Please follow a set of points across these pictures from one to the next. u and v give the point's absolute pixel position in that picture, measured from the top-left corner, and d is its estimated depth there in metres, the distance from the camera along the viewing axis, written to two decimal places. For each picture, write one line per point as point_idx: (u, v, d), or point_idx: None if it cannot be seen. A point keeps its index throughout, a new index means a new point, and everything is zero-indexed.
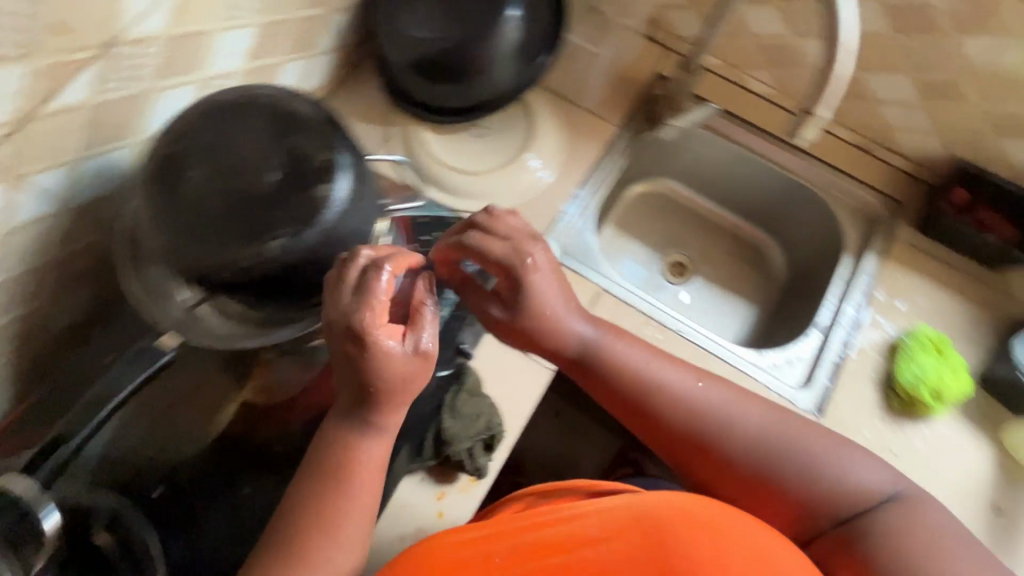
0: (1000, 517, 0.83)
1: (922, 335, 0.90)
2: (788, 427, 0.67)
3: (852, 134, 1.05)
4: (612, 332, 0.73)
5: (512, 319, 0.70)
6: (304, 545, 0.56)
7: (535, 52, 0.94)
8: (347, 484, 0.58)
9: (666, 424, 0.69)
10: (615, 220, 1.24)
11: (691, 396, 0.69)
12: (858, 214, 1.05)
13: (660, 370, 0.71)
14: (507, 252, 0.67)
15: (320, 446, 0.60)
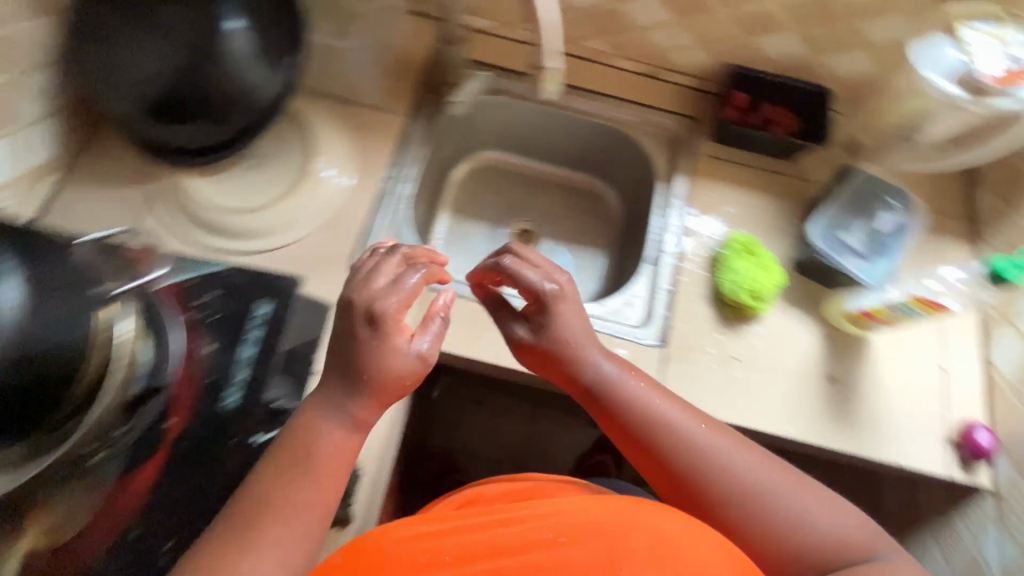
0: (835, 384, 0.90)
1: (734, 241, 0.94)
2: (778, 476, 0.63)
3: (633, 64, 1.06)
4: (628, 370, 0.70)
5: (535, 341, 0.71)
6: (242, 542, 0.54)
7: (280, 59, 0.85)
8: (302, 482, 0.57)
9: (656, 455, 0.65)
10: (450, 206, 1.20)
11: (691, 437, 0.65)
12: (662, 139, 1.07)
13: (665, 406, 0.67)
14: (538, 279, 0.72)
15: (277, 457, 0.59)
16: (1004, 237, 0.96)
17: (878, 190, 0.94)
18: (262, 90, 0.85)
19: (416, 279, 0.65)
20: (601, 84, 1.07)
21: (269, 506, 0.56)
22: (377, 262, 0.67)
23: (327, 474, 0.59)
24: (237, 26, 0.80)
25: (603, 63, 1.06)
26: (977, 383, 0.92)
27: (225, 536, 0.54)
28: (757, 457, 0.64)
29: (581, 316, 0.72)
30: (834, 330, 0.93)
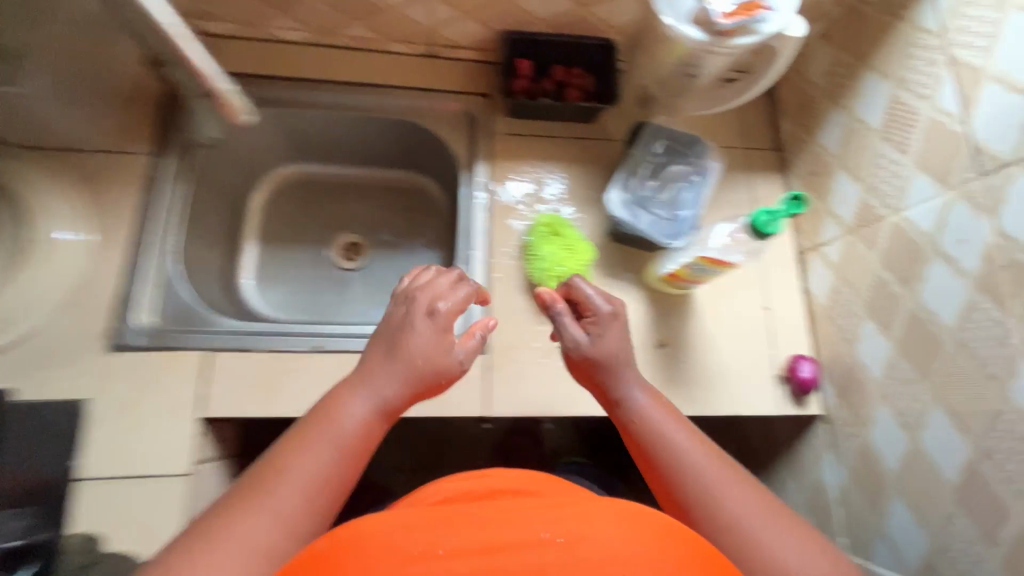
0: (666, 349, 0.88)
1: (540, 224, 0.88)
2: (790, 536, 0.50)
3: (410, 46, 0.96)
4: (660, 407, 0.62)
5: (585, 351, 0.66)
6: (210, 537, 0.44)
7: None
8: (308, 461, 0.51)
9: (669, 488, 0.55)
10: (257, 234, 1.08)
11: (713, 485, 0.53)
12: (457, 124, 0.98)
13: (681, 444, 0.57)
14: (599, 309, 0.67)
15: (315, 424, 0.54)
16: (805, 164, 0.95)
17: (665, 140, 0.91)
18: None
19: (440, 307, 0.61)
20: (379, 75, 0.96)
21: (279, 489, 0.48)
22: (433, 276, 0.65)
23: (329, 469, 0.51)
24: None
25: (378, 51, 0.96)
26: (800, 315, 0.93)
27: (210, 527, 0.45)
28: (781, 524, 0.51)
29: (623, 343, 0.66)
30: (657, 294, 0.90)
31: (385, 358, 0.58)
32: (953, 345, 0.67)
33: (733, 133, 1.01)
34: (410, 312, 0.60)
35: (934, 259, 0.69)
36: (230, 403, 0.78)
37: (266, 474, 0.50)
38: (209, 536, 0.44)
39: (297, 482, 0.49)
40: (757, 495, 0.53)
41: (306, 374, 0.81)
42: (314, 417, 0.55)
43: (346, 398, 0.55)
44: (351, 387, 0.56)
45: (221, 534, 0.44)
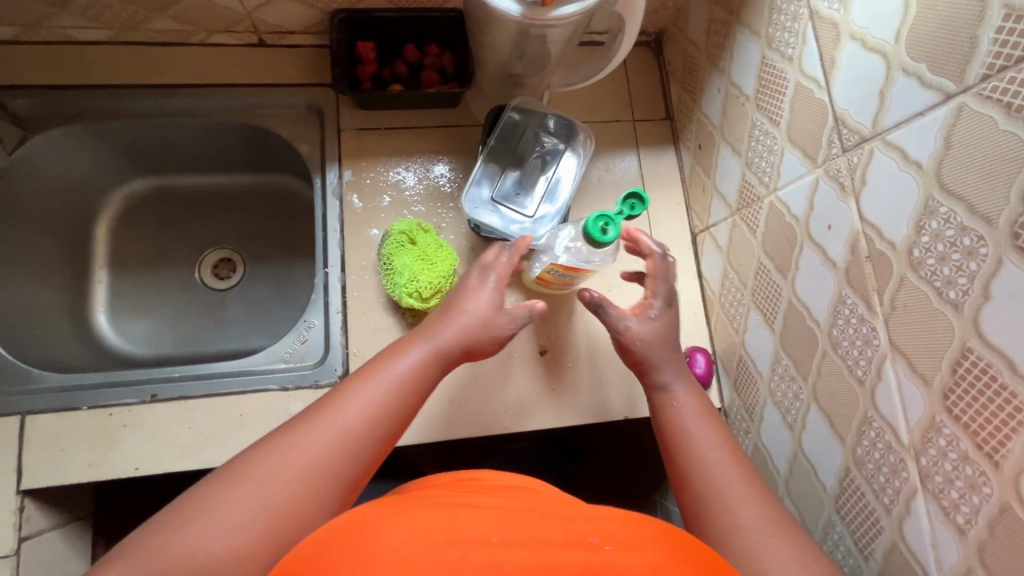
0: (547, 357, 0.81)
1: (397, 232, 0.79)
2: (746, 488, 0.56)
3: (234, 35, 0.83)
4: (695, 404, 0.65)
5: (637, 334, 0.67)
6: (247, 472, 0.50)
7: None
8: (353, 408, 0.55)
9: (667, 430, 0.64)
10: (109, 261, 0.97)
11: (702, 444, 0.61)
12: (303, 122, 0.87)
13: (689, 416, 0.64)
14: (646, 321, 0.68)
15: (373, 369, 0.59)
16: (693, 135, 0.86)
17: (528, 120, 0.82)
18: None
19: (492, 274, 0.68)
20: (203, 73, 0.84)
21: (327, 432, 0.53)
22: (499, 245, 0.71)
23: (375, 416, 0.56)
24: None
25: (196, 44, 0.84)
26: (695, 303, 0.86)
27: (258, 457, 0.51)
28: (752, 486, 0.57)
29: (665, 338, 0.68)
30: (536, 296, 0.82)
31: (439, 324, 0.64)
32: (825, 342, 0.60)
33: (619, 106, 0.92)
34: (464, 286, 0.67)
35: (805, 244, 0.62)
36: (55, 470, 0.70)
37: (312, 416, 0.55)
38: (259, 460, 0.51)
39: (338, 427, 0.54)
40: (736, 456, 0.60)
41: (141, 427, 0.73)
42: (364, 368, 0.60)
43: (400, 352, 0.61)
44: (404, 344, 0.63)
45: (262, 463, 0.50)
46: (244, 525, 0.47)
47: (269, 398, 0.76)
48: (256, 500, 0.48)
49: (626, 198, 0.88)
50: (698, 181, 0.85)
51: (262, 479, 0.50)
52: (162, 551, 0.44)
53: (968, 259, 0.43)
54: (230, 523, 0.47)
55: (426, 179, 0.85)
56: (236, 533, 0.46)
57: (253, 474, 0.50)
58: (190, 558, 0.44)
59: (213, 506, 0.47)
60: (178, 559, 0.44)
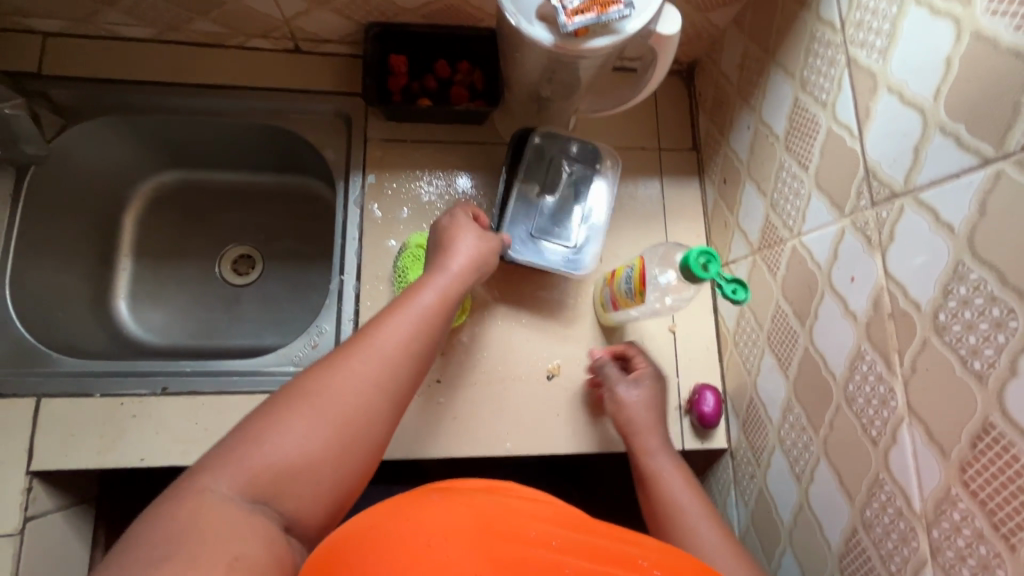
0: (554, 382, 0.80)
1: (412, 246, 0.80)
2: (729, 559, 0.59)
3: (270, 41, 0.85)
4: (680, 473, 0.68)
5: (631, 407, 0.73)
6: (309, 389, 0.51)
7: None
8: (394, 334, 0.57)
9: (653, 501, 0.67)
10: (133, 250, 0.99)
11: (688, 518, 0.64)
12: (331, 129, 0.88)
13: (672, 482, 0.67)
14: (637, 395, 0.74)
15: (407, 300, 0.61)
16: (719, 169, 0.85)
17: (551, 147, 0.82)
18: None
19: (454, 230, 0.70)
20: (239, 75, 0.86)
21: (372, 355, 0.54)
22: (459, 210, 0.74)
23: (415, 339, 0.58)
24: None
25: (235, 46, 0.86)
26: (709, 339, 0.84)
27: (315, 378, 0.52)
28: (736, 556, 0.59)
29: (649, 407, 0.74)
30: (548, 319, 0.82)
31: (452, 267, 0.65)
32: (840, 397, 0.59)
33: (645, 133, 0.91)
34: (454, 246, 0.68)
35: (826, 293, 0.60)
36: (64, 454, 0.71)
37: (356, 342, 0.55)
38: (317, 379, 0.52)
39: (383, 351, 0.55)
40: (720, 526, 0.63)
41: (149, 418, 0.74)
42: (399, 299, 0.61)
43: (427, 287, 0.63)
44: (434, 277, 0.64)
45: (324, 381, 0.51)
46: (318, 436, 0.49)
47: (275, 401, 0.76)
48: (324, 414, 0.50)
49: (646, 227, 0.87)
50: (721, 216, 0.84)
51: (325, 395, 0.51)
52: (246, 463, 0.46)
53: (996, 330, 0.42)
54: (294, 440, 0.48)
55: (447, 194, 0.86)
56: (309, 443, 0.48)
57: (315, 391, 0.51)
58: (274, 464, 0.46)
59: (284, 420, 0.48)
60: (262, 466, 0.46)
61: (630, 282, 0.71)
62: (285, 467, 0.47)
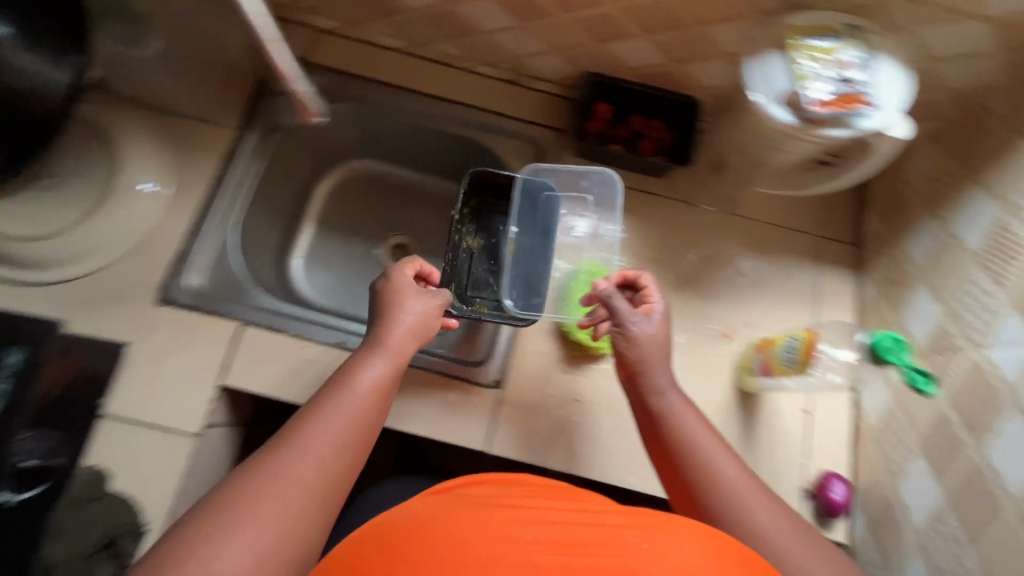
0: None
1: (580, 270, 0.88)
2: (755, 490, 0.61)
3: (495, 70, 0.96)
4: (691, 411, 0.68)
5: (643, 344, 0.71)
6: (248, 491, 0.52)
7: (64, 50, 0.78)
8: (334, 418, 0.59)
9: (670, 442, 0.66)
10: (317, 217, 1.12)
11: (713, 455, 0.63)
12: (526, 152, 0.97)
13: (687, 419, 0.67)
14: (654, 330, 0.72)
15: (330, 394, 0.62)
16: (884, 268, 0.87)
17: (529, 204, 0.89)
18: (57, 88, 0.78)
19: (404, 299, 0.72)
20: (458, 93, 0.97)
21: (317, 437, 0.57)
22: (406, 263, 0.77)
23: (356, 419, 0.60)
24: (10, 31, 0.74)
25: (461, 68, 0.97)
26: (845, 428, 0.84)
27: (248, 478, 0.53)
28: (762, 493, 0.60)
29: (662, 342, 0.72)
30: (689, 366, 0.87)
31: (390, 341, 0.68)
32: (1016, 518, 0.58)
33: (812, 219, 0.95)
34: (398, 316, 0.70)
35: (1012, 413, 0.61)
36: (252, 376, 0.81)
37: (288, 436, 0.57)
38: (257, 482, 0.53)
39: (324, 438, 0.57)
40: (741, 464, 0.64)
41: (324, 364, 0.83)
42: (318, 394, 0.62)
43: (366, 366, 0.65)
44: (364, 364, 0.65)
45: (265, 485, 0.52)
46: (267, 544, 0.49)
47: (431, 378, 0.84)
48: (267, 518, 0.50)
49: (796, 305, 0.90)
50: (879, 311, 0.86)
51: (272, 494, 0.52)
52: None
53: None
54: (241, 556, 0.48)
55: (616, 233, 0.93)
56: (263, 550, 0.49)
57: (253, 494, 0.52)
58: None
59: (228, 531, 0.48)
60: None
61: (792, 353, 0.73)
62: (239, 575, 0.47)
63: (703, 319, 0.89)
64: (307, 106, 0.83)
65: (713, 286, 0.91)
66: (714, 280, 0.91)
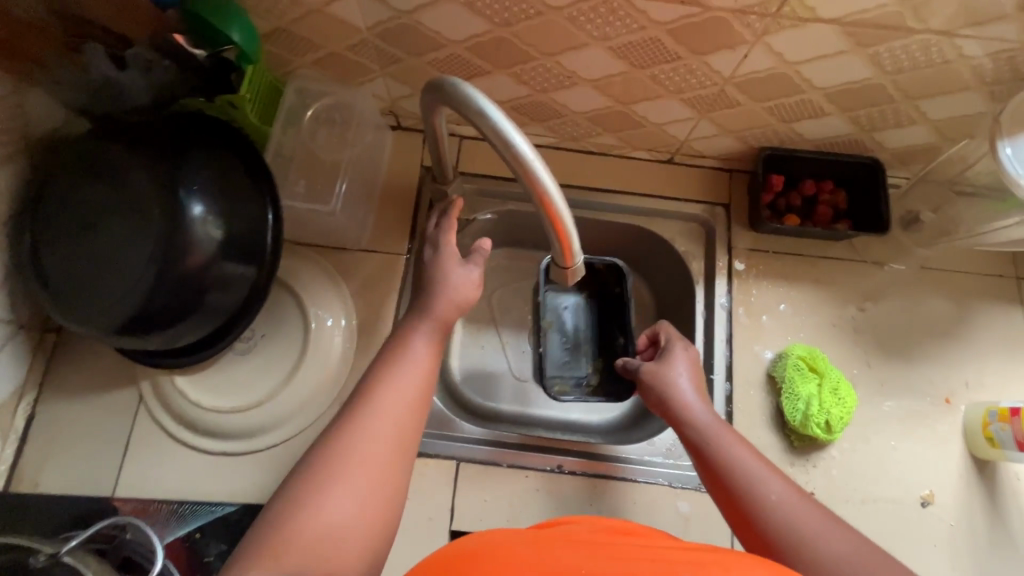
0: (930, 508, 0.80)
1: (795, 357, 0.84)
2: (808, 509, 0.57)
3: (652, 152, 0.93)
4: (731, 434, 0.66)
5: (662, 385, 0.73)
6: (342, 449, 0.52)
7: (254, 205, 0.74)
8: (409, 373, 0.59)
9: (715, 470, 0.64)
10: None
11: (757, 479, 0.60)
12: (692, 231, 0.94)
13: (727, 441, 0.65)
14: (674, 364, 0.74)
15: (398, 352, 0.62)
16: None
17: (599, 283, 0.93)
18: (253, 240, 0.74)
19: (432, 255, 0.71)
20: (617, 180, 0.94)
21: (394, 384, 0.58)
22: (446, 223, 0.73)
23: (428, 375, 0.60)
24: (202, 209, 0.70)
25: (616, 156, 0.94)
26: None
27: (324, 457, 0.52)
28: (817, 517, 0.56)
29: (692, 368, 0.74)
30: (912, 436, 0.84)
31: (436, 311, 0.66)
32: None
33: (1004, 260, 0.91)
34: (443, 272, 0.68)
35: None
36: (479, 518, 0.80)
37: (372, 386, 0.58)
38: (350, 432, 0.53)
39: (404, 387, 0.58)
40: (789, 484, 0.60)
41: (547, 489, 0.82)
42: (393, 348, 0.63)
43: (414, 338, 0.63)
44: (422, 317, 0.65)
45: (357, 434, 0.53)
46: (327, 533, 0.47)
47: (657, 490, 0.82)
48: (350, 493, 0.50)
49: (1008, 356, 0.87)
50: None
51: (365, 442, 0.53)
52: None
53: None
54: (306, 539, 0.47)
55: (808, 306, 0.90)
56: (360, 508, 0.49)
57: (346, 449, 0.52)
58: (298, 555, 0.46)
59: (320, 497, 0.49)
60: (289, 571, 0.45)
61: None
62: (339, 535, 0.48)
63: (917, 384, 0.86)
64: (565, 278, 0.59)
65: (918, 348, 0.88)
66: (917, 341, 0.88)
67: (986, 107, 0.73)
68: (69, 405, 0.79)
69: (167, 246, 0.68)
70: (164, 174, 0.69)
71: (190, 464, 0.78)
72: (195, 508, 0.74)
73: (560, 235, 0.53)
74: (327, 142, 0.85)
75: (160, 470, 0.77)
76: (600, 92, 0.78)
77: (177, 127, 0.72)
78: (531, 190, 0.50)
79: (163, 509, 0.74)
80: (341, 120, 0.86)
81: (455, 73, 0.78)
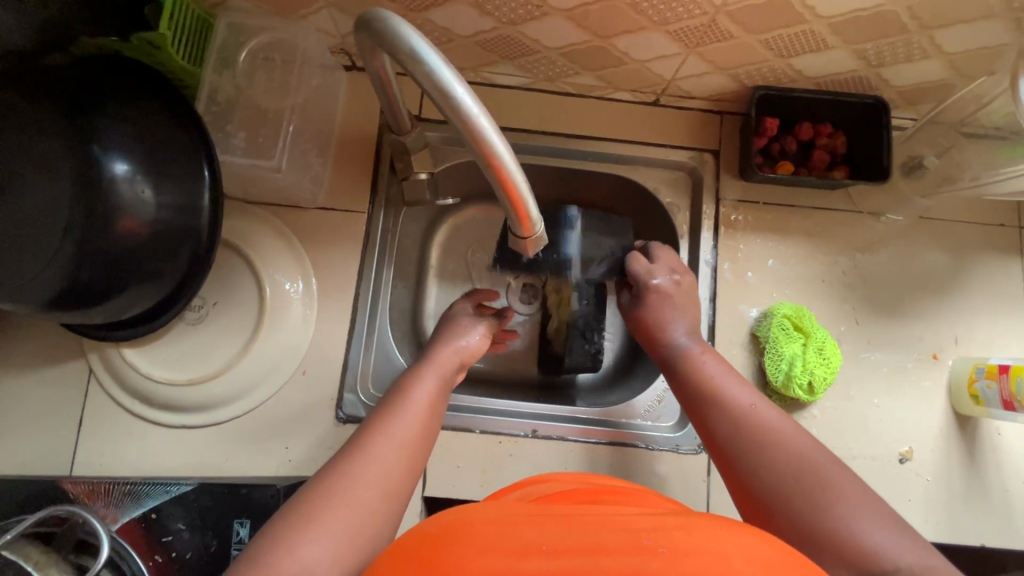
0: (909, 464, 0.79)
1: (781, 316, 0.80)
2: (775, 419, 0.59)
3: (634, 93, 0.84)
4: (711, 355, 0.69)
5: (637, 309, 0.75)
6: (326, 496, 0.49)
7: (172, 160, 0.65)
8: (404, 415, 0.58)
9: (684, 380, 0.67)
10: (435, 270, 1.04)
11: (723, 390, 0.63)
12: (677, 181, 0.87)
13: (701, 362, 0.67)
14: (654, 293, 0.74)
15: (400, 394, 0.61)
16: None
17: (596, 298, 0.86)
18: (178, 203, 0.66)
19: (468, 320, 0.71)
20: (596, 125, 0.85)
21: (390, 428, 0.56)
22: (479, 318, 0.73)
23: (422, 422, 0.59)
24: (127, 168, 0.61)
25: (596, 98, 0.86)
26: None
27: (313, 492, 0.49)
28: (777, 424, 0.58)
29: (677, 294, 0.74)
30: (897, 394, 0.81)
31: (436, 358, 0.66)
32: None
33: (1007, 208, 0.86)
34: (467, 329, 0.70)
35: None
36: (452, 483, 0.78)
37: (362, 433, 0.56)
38: (332, 478, 0.51)
39: (397, 435, 0.56)
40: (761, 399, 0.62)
41: (521, 452, 0.80)
42: (395, 387, 0.63)
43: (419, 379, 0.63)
44: (436, 361, 0.65)
45: (341, 479, 0.51)
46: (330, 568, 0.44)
47: (634, 452, 0.80)
48: (339, 527, 0.47)
49: (1000, 311, 0.83)
50: None
51: (350, 489, 0.50)
52: None
53: None
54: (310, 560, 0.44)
55: (797, 259, 0.84)
56: (338, 553, 0.46)
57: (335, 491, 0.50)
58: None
59: (309, 532, 0.46)
60: None
61: None
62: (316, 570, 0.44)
63: (906, 340, 0.83)
64: (526, 248, 0.57)
65: (911, 303, 0.84)
66: (909, 297, 0.84)
67: (1008, 37, 0.65)
68: (19, 380, 0.75)
69: (79, 213, 0.59)
70: (67, 128, 0.59)
71: (146, 439, 0.74)
72: (150, 489, 0.69)
73: (516, 201, 0.50)
74: (269, 88, 0.76)
75: (121, 444, 0.74)
76: (573, 25, 0.69)
77: (88, 73, 0.63)
78: (478, 152, 0.46)
79: (116, 489, 0.70)
80: (283, 60, 0.76)
81: (408, 4, 0.68)
